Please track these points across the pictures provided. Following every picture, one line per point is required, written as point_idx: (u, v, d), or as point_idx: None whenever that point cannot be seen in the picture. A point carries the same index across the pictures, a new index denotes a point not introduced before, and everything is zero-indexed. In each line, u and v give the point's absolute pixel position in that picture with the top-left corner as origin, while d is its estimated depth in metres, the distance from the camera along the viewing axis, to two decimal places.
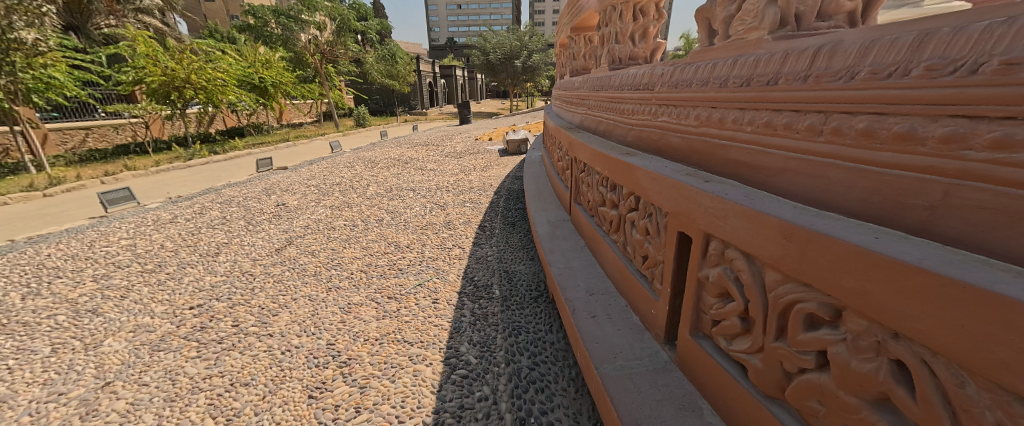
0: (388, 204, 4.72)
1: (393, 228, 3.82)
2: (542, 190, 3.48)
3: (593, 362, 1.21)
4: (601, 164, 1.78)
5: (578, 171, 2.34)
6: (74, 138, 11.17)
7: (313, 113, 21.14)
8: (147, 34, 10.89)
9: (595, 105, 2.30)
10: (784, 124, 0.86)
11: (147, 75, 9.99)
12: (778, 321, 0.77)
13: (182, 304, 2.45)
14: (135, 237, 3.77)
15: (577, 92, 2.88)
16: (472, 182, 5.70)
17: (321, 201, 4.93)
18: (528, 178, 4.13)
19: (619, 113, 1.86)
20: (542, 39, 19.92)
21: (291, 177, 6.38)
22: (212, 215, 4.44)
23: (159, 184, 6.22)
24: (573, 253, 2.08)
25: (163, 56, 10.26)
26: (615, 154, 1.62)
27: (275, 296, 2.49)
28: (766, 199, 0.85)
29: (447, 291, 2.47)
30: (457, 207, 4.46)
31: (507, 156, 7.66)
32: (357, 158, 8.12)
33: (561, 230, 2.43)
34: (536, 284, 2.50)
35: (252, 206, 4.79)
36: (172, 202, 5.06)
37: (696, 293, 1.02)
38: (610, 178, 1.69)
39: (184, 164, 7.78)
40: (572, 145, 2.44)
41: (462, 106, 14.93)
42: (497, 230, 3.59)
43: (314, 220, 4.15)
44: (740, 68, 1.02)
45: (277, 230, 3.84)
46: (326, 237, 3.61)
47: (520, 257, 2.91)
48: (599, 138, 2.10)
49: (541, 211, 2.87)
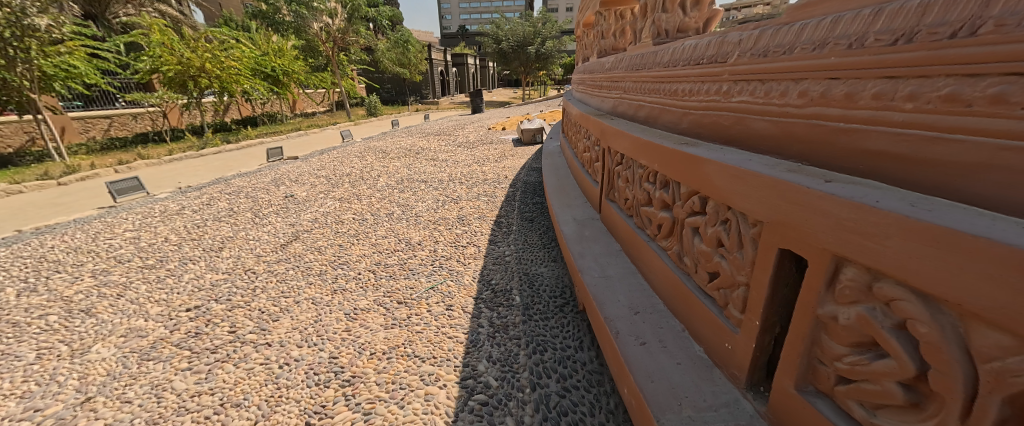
0: (399, 197, 4.50)
1: (403, 223, 3.60)
2: (564, 184, 3.21)
3: (651, 410, 0.96)
4: (648, 155, 1.51)
5: (610, 163, 2.07)
6: (95, 127, 11.31)
7: (325, 102, 21.09)
8: (162, 22, 10.83)
9: (633, 87, 2.02)
10: (991, 96, 0.58)
11: (163, 64, 9.99)
12: (999, 407, 0.53)
13: (179, 305, 2.25)
14: (140, 229, 3.61)
15: (608, 74, 2.57)
16: (486, 173, 5.46)
17: (330, 192, 4.75)
18: (546, 169, 3.86)
19: (669, 94, 1.57)
20: (555, 26, 19.35)
21: (301, 168, 6.22)
22: (219, 207, 4.28)
23: (170, 174, 6.11)
24: (607, 258, 1.81)
25: (179, 44, 10.21)
26: (670, 144, 1.35)
27: (277, 298, 2.29)
28: (945, 210, 0.61)
29: (462, 296, 2.24)
30: (471, 200, 4.21)
31: (522, 146, 7.39)
32: (368, 148, 7.93)
33: (589, 230, 2.15)
34: (560, 290, 2.25)
35: (260, 197, 4.63)
36: (181, 192, 4.92)
37: (810, 335, 0.76)
38: (661, 173, 1.42)
39: (197, 153, 7.70)
40: (604, 134, 2.16)
41: (473, 95, 14.64)
42: (514, 227, 3.34)
43: (321, 214, 3.97)
44: (889, 19, 0.74)
45: (284, 224, 3.66)
46: (334, 232, 3.41)
47: (540, 258, 2.66)
48: (639, 125, 1.82)
49: (565, 207, 2.59)
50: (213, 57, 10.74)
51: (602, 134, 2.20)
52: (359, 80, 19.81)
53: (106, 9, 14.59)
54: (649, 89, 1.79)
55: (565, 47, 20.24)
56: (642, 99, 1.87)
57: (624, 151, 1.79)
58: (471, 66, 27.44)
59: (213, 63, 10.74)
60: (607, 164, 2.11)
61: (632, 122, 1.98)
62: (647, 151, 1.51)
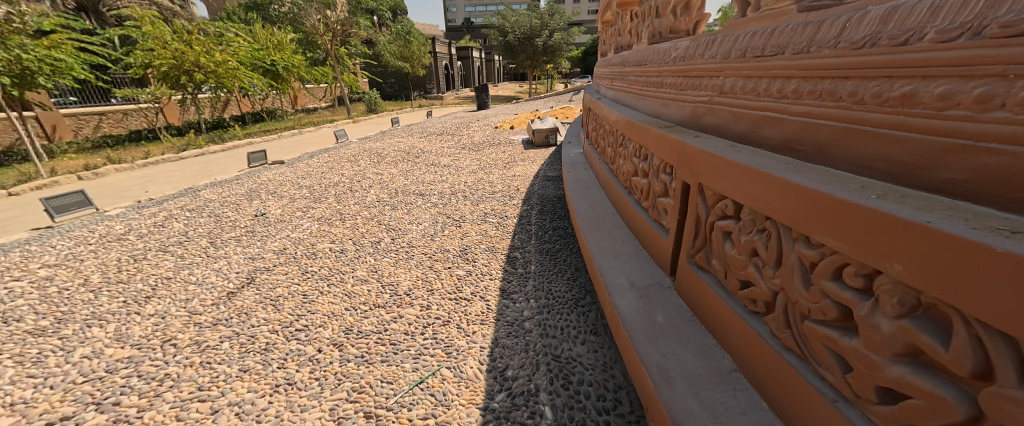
0: (390, 218, 3.74)
1: (390, 259, 2.85)
2: (598, 213, 2.44)
3: None
4: (846, 233, 0.74)
5: (701, 209, 1.31)
6: (88, 124, 10.76)
7: (326, 98, 20.43)
8: (154, 14, 10.19)
9: (740, 85, 1.27)
10: None
11: (156, 58, 9.34)
12: None
13: (39, 415, 1.51)
14: (63, 263, 2.87)
15: (673, 69, 1.84)
16: (494, 185, 4.68)
17: (310, 209, 4.02)
18: (571, 188, 3.08)
19: (873, 100, 0.82)
20: (564, 17, 18.50)
21: (286, 175, 5.48)
22: (175, 229, 3.54)
23: (140, 184, 5.40)
24: (721, 392, 1.04)
25: (171, 38, 9.55)
26: (958, 230, 0.58)
27: (186, 402, 1.55)
28: None
29: (463, 406, 1.50)
30: (477, 224, 3.46)
31: (533, 149, 6.58)
32: (364, 151, 7.17)
33: (663, 315, 1.38)
34: (610, 398, 1.51)
35: (226, 216, 3.88)
36: (138, 208, 4.19)
37: None
38: (913, 290, 0.64)
39: (177, 156, 7.01)
40: (687, 162, 1.38)
41: (479, 91, 13.89)
42: (532, 270, 2.57)
43: (292, 242, 3.21)
44: None
45: (242, 257, 2.93)
46: (302, 272, 2.65)
47: (573, 330, 1.92)
48: (773, 155, 1.05)
49: (612, 258, 1.82)
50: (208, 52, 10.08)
51: (682, 163, 1.42)
52: (359, 74, 19.04)
53: (99, 1, 14.00)
54: (793, 88, 1.03)
55: (573, 40, 19.32)
56: (770, 108, 1.11)
57: (750, 204, 1.03)
58: (475, 60, 26.57)
59: (207, 57, 9.98)
60: (692, 210, 1.35)
61: (740, 144, 1.21)
62: (845, 219, 0.74)
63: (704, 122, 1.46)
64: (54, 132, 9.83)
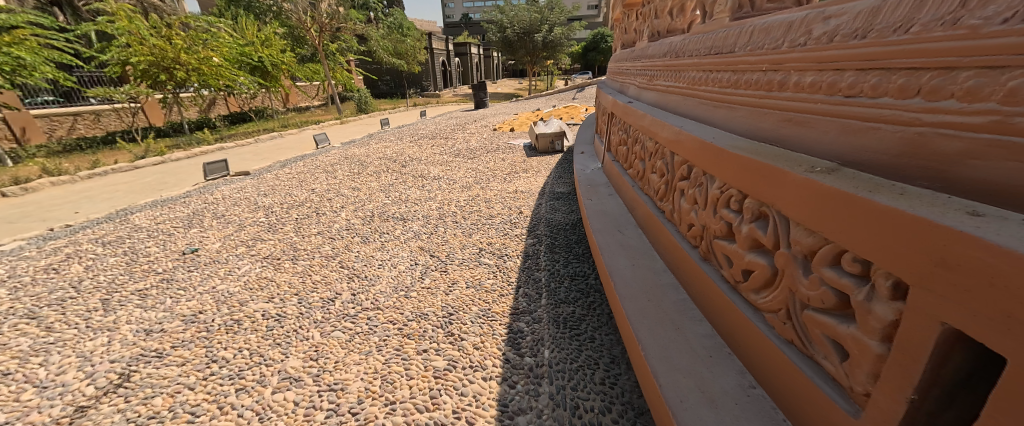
0: (356, 257, 2.89)
1: (342, 336, 1.99)
2: (648, 280, 1.57)
3: None
4: None
5: None
6: (62, 126, 9.95)
7: (318, 95, 19.55)
8: (130, 7, 9.29)
9: None
10: None
11: (132, 55, 8.40)
12: None
13: None
14: None
15: (810, 54, 0.99)
16: (491, 205, 3.82)
17: (258, 243, 3.16)
18: (595, 223, 2.21)
19: None
20: (565, 11, 17.52)
21: (246, 191, 4.61)
22: (68, 276, 2.68)
23: (75, 202, 4.58)
24: None
25: (149, 33, 8.62)
26: None
27: None
28: None
29: None
30: (467, 268, 2.63)
31: (537, 157, 5.71)
32: (345, 158, 6.28)
33: None
34: None
35: (147, 252, 3.04)
36: (45, 239, 3.37)
37: None
38: None
39: (132, 165, 6.16)
40: (994, 287, 0.52)
41: (478, 89, 12.94)
42: (547, 362, 1.73)
43: (214, 300, 2.34)
44: None
45: (135, 328, 2.09)
46: (205, 363, 1.81)
47: None
48: None
49: (708, 414, 0.98)
50: (188, 47, 9.12)
51: (956, 283, 0.56)
52: (352, 70, 18.09)
53: None
54: None
55: (574, 34, 18.36)
56: None
57: None
58: (474, 56, 25.57)
59: (189, 54, 9.08)
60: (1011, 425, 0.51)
61: None
62: None
63: (989, 180, 0.62)
64: (25, 135, 8.90)
